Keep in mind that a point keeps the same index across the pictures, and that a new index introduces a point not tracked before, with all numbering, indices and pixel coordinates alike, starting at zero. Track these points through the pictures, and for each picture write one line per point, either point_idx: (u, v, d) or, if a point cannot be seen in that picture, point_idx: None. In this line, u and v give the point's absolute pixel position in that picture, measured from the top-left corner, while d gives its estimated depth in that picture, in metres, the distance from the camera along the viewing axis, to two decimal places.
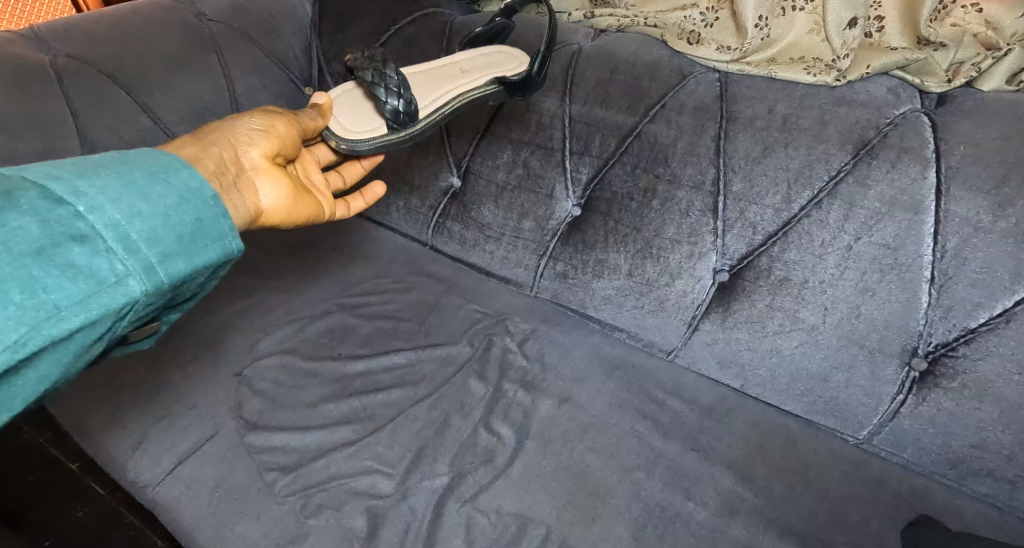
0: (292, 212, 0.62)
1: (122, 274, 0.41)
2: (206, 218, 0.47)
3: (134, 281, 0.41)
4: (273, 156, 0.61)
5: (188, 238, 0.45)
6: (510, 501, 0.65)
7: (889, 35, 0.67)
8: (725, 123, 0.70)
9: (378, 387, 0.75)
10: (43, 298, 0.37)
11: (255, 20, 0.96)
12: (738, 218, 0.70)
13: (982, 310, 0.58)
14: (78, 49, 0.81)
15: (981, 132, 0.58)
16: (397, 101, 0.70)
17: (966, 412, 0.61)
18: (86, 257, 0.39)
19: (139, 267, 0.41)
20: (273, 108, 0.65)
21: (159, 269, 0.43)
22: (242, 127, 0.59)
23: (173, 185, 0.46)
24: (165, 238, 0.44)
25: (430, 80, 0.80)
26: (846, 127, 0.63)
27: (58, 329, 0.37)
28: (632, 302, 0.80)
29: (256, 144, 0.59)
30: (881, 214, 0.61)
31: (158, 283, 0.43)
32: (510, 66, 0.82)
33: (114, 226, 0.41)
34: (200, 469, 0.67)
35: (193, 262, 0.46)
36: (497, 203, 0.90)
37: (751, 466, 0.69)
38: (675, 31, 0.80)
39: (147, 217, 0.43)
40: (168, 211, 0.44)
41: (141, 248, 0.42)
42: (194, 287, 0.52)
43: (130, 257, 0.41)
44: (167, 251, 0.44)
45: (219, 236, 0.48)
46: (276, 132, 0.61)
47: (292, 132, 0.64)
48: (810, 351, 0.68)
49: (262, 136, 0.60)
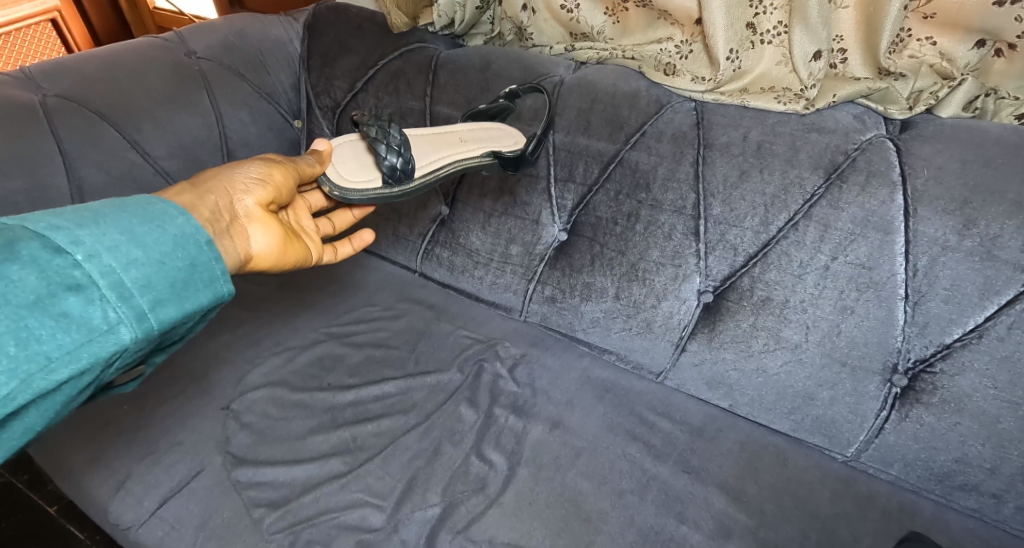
0: (280, 258, 0.64)
1: (114, 322, 0.42)
2: (199, 264, 0.49)
3: (125, 329, 0.43)
4: (267, 204, 0.62)
5: (180, 283, 0.47)
6: (503, 530, 0.65)
7: (851, 65, 0.69)
8: (703, 150, 0.72)
9: (369, 417, 0.75)
10: (36, 349, 0.38)
11: (243, 57, 0.98)
12: (720, 240, 0.72)
13: (955, 326, 0.60)
14: (68, 88, 0.83)
15: (943, 155, 0.60)
16: (396, 159, 0.71)
17: (948, 426, 0.62)
18: (80, 307, 0.41)
19: (131, 315, 0.43)
20: (273, 156, 0.66)
21: (150, 315, 0.45)
22: (240, 175, 0.61)
23: (169, 230, 0.48)
24: (157, 285, 0.45)
25: (428, 145, 0.81)
26: (817, 152, 0.66)
27: (48, 381, 0.39)
28: (619, 325, 0.82)
29: (252, 193, 0.61)
30: (855, 234, 0.63)
31: (149, 330, 0.44)
32: (506, 143, 0.82)
33: (109, 275, 0.43)
34: (186, 508, 0.67)
35: (184, 307, 0.47)
36: (485, 230, 0.91)
37: (742, 487, 0.69)
38: (652, 62, 0.83)
39: (141, 265, 0.44)
40: (162, 258, 0.46)
41: (134, 295, 0.43)
42: (182, 330, 0.53)
43: (122, 305, 0.43)
44: (159, 298, 0.45)
45: (211, 280, 0.50)
46: (273, 181, 0.63)
47: (289, 182, 0.66)
48: (795, 370, 0.70)
49: (258, 185, 0.62)
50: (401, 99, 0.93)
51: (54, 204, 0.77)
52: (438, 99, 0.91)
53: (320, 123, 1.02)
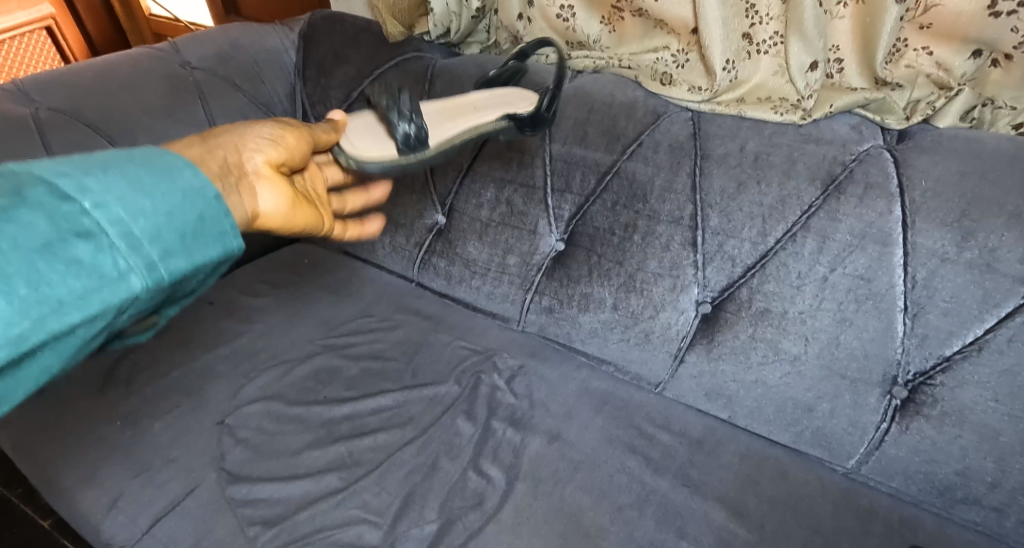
0: (289, 220, 0.60)
1: (125, 270, 0.39)
2: (211, 216, 0.45)
3: (135, 278, 0.39)
4: (278, 164, 0.59)
5: (192, 235, 0.43)
6: (500, 546, 0.64)
7: (848, 76, 0.69)
8: (700, 160, 0.72)
9: (365, 431, 0.75)
10: (46, 294, 0.35)
11: (238, 67, 0.97)
12: (717, 251, 0.72)
13: (955, 338, 0.59)
14: (61, 100, 0.82)
15: (941, 166, 0.60)
16: (408, 126, 0.71)
17: (949, 439, 0.62)
18: (90, 253, 0.38)
19: (142, 263, 0.40)
20: (288, 121, 0.64)
21: (161, 265, 0.41)
22: (252, 134, 0.59)
23: (180, 181, 0.44)
24: (168, 234, 0.42)
25: (440, 117, 0.79)
26: (814, 163, 0.65)
27: (60, 323, 0.36)
28: (618, 335, 0.81)
29: (263, 150, 0.58)
30: (853, 246, 0.63)
31: (161, 280, 0.41)
32: (518, 104, 0.81)
33: (118, 221, 0.39)
34: (179, 525, 0.66)
35: (196, 259, 0.44)
36: (483, 239, 0.91)
37: (742, 501, 0.68)
38: (648, 72, 0.83)
39: (151, 213, 0.41)
40: (173, 207, 0.42)
41: (144, 245, 0.40)
42: (196, 284, 0.49)
43: (132, 254, 0.39)
44: (170, 247, 0.42)
45: (223, 234, 0.46)
46: (286, 142, 0.60)
47: (302, 144, 0.63)
48: (793, 382, 0.69)
49: (271, 143, 0.59)
50: None
51: None
52: None
53: None
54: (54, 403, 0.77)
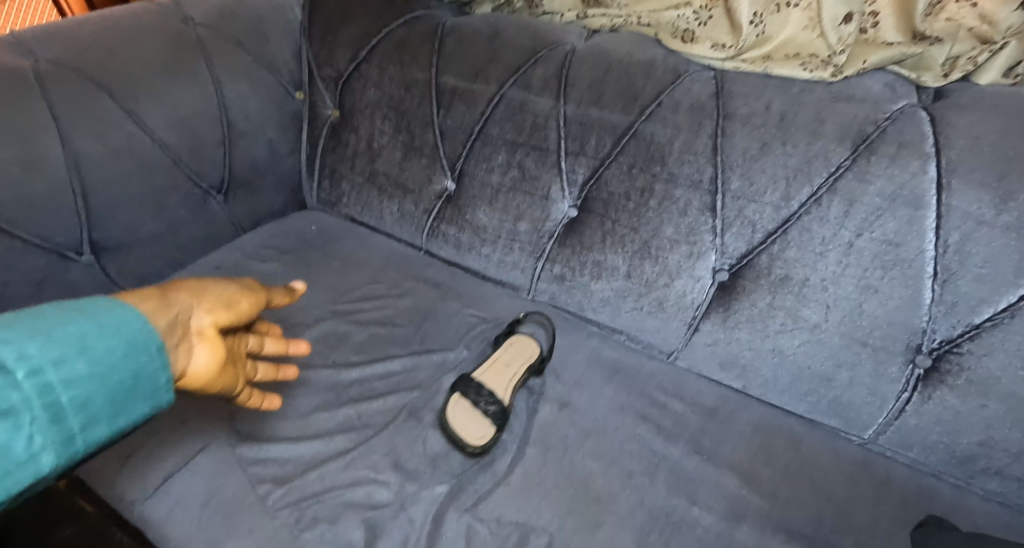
0: (214, 382, 0.53)
1: (39, 449, 0.36)
2: (147, 373, 0.44)
3: (47, 457, 0.36)
4: (222, 327, 0.54)
5: (120, 400, 0.42)
6: (511, 510, 0.63)
7: (884, 31, 0.65)
8: (722, 121, 0.69)
9: (374, 395, 0.74)
10: None
11: (243, 25, 0.92)
12: (737, 216, 0.69)
13: (986, 305, 0.57)
14: (62, 55, 0.77)
15: (979, 126, 0.57)
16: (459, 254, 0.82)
17: (973, 409, 0.60)
18: (5, 436, 0.34)
19: (58, 442, 0.37)
20: (251, 284, 0.63)
21: (79, 438, 0.39)
22: (210, 294, 0.55)
23: (125, 334, 0.43)
24: (97, 402, 0.40)
25: None
26: (844, 122, 0.62)
27: None
28: (630, 304, 0.79)
29: (212, 312, 0.53)
30: (882, 209, 0.60)
31: (72, 456, 0.38)
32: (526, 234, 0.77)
33: (48, 391, 0.37)
34: (188, 484, 0.65)
35: (117, 424, 0.42)
36: (493, 206, 0.87)
37: (756, 469, 0.67)
38: (669, 30, 0.79)
39: (85, 380, 0.39)
40: (109, 368, 0.41)
41: (69, 417, 0.38)
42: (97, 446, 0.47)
43: (53, 429, 0.37)
44: (94, 418, 0.40)
45: (155, 392, 0.45)
46: (239, 306, 0.57)
47: (253, 307, 0.60)
48: (813, 350, 0.68)
49: (223, 306, 0.55)
50: (406, 69, 0.90)
51: (51, 175, 0.73)
52: (445, 69, 0.87)
53: (323, 96, 0.98)
54: None
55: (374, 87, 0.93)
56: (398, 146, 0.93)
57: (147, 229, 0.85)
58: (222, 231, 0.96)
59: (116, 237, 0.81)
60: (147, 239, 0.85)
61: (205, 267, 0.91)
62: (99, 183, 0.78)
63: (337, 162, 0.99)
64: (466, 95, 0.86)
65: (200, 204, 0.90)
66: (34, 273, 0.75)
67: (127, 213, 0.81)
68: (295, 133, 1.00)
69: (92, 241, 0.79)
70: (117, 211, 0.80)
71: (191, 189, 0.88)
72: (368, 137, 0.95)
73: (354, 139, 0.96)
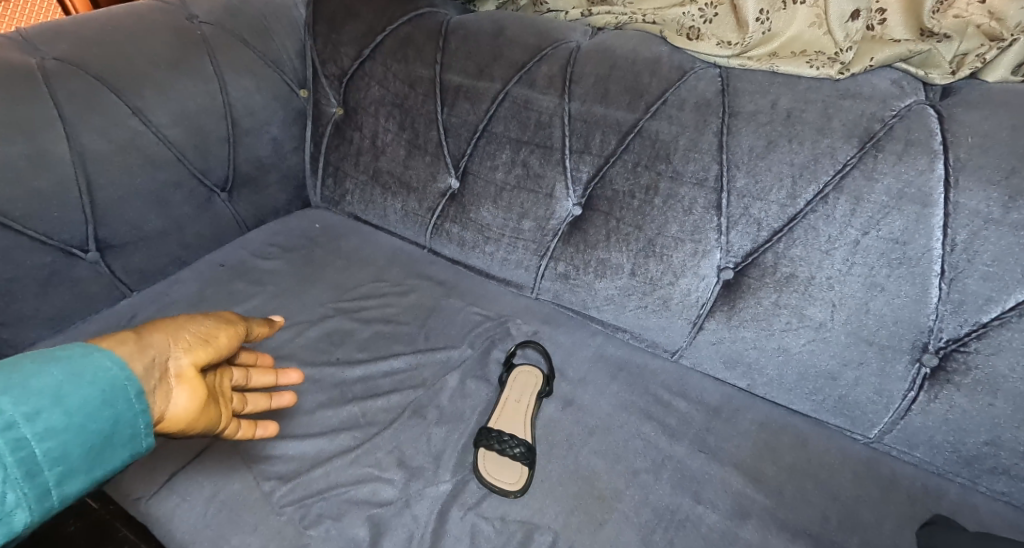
0: (200, 421, 0.56)
1: (12, 506, 0.40)
2: (123, 420, 0.47)
3: (21, 513, 0.40)
4: (203, 364, 0.57)
5: (96, 449, 0.45)
6: (515, 507, 0.63)
7: (891, 27, 0.66)
8: (728, 118, 0.68)
9: (378, 392, 0.74)
10: None
11: (248, 22, 0.92)
12: (743, 214, 0.69)
13: (994, 303, 0.57)
14: (68, 52, 0.77)
15: (989, 123, 0.57)
16: None
17: (980, 408, 0.60)
18: None
19: (33, 495, 0.41)
20: (228, 318, 0.66)
21: (54, 491, 0.43)
22: (186, 331, 0.58)
23: (98, 383, 0.46)
24: (72, 454, 0.43)
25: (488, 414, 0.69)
26: (851, 120, 0.62)
27: None
28: (635, 302, 0.79)
29: (190, 352, 0.56)
30: (889, 207, 0.60)
31: (48, 510, 0.42)
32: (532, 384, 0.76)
33: (20, 448, 0.41)
34: (194, 479, 0.65)
35: (94, 474, 0.45)
36: (497, 204, 0.87)
37: (760, 468, 0.67)
38: (674, 27, 0.79)
39: (57, 434, 0.43)
40: (83, 419, 0.44)
41: (42, 470, 0.42)
42: None
43: (26, 484, 0.41)
44: (69, 470, 0.43)
45: (132, 438, 0.48)
46: (216, 340, 0.60)
47: (231, 342, 0.63)
48: (818, 349, 0.67)
49: (200, 343, 0.58)
50: (411, 67, 0.89)
51: (57, 172, 0.73)
52: (449, 67, 0.87)
53: (326, 93, 0.98)
54: None
55: (378, 85, 0.92)
56: (401, 144, 0.93)
57: (152, 226, 0.85)
58: (227, 229, 0.96)
59: (122, 234, 0.81)
60: (152, 236, 0.85)
61: (210, 264, 0.91)
62: (104, 180, 0.78)
63: (341, 160, 0.99)
64: (471, 92, 0.85)
65: (204, 201, 0.90)
66: (42, 269, 0.75)
67: (133, 210, 0.82)
68: (300, 131, 1.00)
69: (97, 237, 0.79)
70: (122, 208, 0.80)
71: (196, 186, 0.88)
72: (372, 135, 0.95)
73: (359, 137, 0.96)
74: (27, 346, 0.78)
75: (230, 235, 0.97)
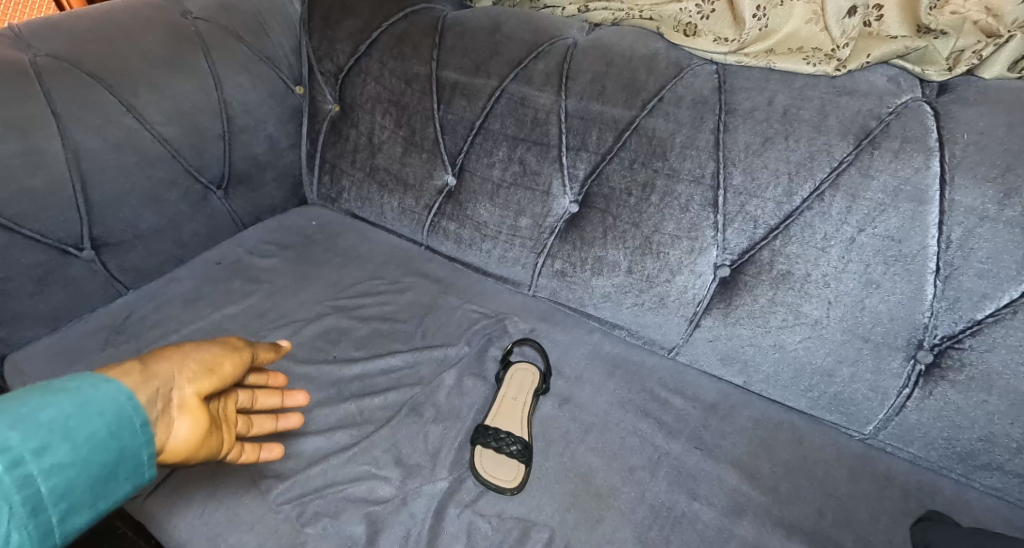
0: (200, 452, 0.54)
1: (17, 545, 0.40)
2: (128, 452, 0.46)
3: None
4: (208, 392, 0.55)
5: (100, 483, 0.45)
6: (512, 504, 0.63)
7: (887, 24, 0.66)
8: (724, 115, 0.68)
9: (375, 390, 0.74)
10: None
11: (242, 18, 0.92)
12: (739, 211, 0.69)
13: (989, 300, 0.57)
14: (61, 49, 0.77)
15: (986, 120, 0.57)
16: None
17: (974, 405, 0.60)
18: None
19: (37, 532, 0.41)
20: (238, 339, 0.64)
21: (57, 527, 0.42)
22: (191, 356, 0.56)
23: (104, 414, 0.46)
24: (77, 489, 0.43)
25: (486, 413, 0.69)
26: (848, 117, 0.62)
27: None
28: (632, 300, 0.79)
29: (194, 381, 0.54)
30: (885, 205, 0.60)
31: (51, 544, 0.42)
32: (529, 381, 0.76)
33: (27, 485, 0.40)
34: (191, 478, 0.65)
35: (97, 508, 0.45)
36: (493, 201, 0.87)
37: (756, 464, 0.68)
38: (671, 23, 0.78)
39: (63, 470, 0.42)
40: (89, 453, 0.44)
41: (46, 506, 0.41)
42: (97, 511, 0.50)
43: (31, 522, 0.40)
44: (73, 506, 0.43)
45: (135, 470, 0.47)
46: (223, 367, 0.58)
47: (239, 367, 0.61)
48: (814, 346, 0.68)
49: (204, 372, 0.56)
50: (407, 64, 0.89)
51: (51, 170, 0.73)
52: (445, 64, 0.86)
53: (322, 90, 0.97)
54: (65, 359, 0.76)
55: (375, 82, 0.92)
56: (398, 141, 0.92)
57: (148, 224, 0.84)
58: (223, 226, 0.96)
59: (117, 232, 0.81)
60: (148, 234, 0.85)
61: (206, 262, 0.91)
62: (99, 178, 0.77)
63: (338, 157, 0.99)
64: (468, 89, 0.85)
65: (200, 199, 0.90)
66: (37, 267, 0.75)
67: (128, 208, 0.81)
68: (296, 128, 1.00)
69: (93, 235, 0.79)
70: (117, 206, 0.80)
71: (192, 184, 0.88)
72: (368, 132, 0.95)
73: (355, 134, 0.96)
74: (23, 344, 0.78)
75: (227, 233, 0.97)
